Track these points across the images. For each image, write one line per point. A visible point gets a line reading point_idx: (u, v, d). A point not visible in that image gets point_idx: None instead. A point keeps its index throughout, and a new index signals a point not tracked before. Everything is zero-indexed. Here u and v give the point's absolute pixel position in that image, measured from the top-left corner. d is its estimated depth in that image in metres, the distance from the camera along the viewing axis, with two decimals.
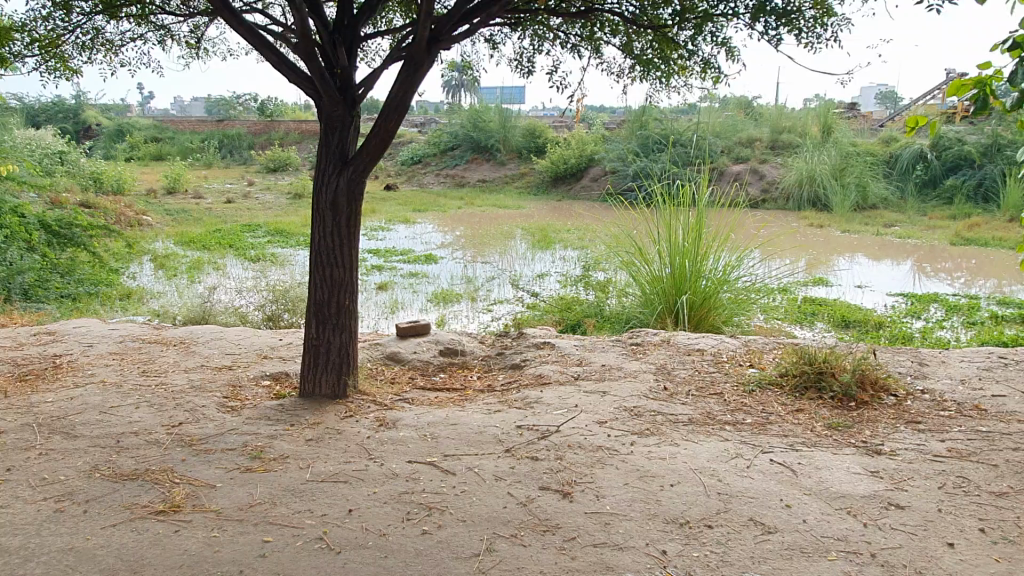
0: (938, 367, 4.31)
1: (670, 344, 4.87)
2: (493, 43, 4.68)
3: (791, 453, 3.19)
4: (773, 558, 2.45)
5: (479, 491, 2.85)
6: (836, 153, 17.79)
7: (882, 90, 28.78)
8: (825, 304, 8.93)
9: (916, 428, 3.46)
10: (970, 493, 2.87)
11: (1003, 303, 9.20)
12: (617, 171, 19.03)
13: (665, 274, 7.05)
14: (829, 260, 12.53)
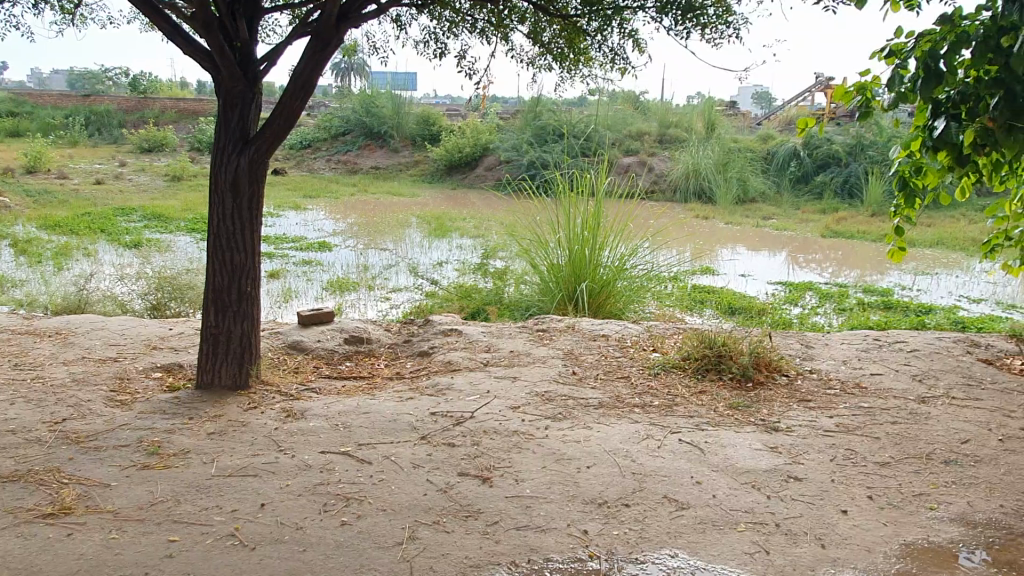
0: (823, 350, 4.62)
1: (575, 330, 4.96)
2: (399, 24, 4.58)
3: (697, 432, 3.33)
4: (688, 532, 2.55)
5: (398, 480, 2.80)
6: (719, 149, 18.70)
7: (758, 91, 30.53)
8: (712, 292, 9.40)
9: (807, 406, 3.69)
10: (858, 463, 3.10)
11: (868, 291, 10.01)
12: (511, 160, 19.15)
13: (563, 263, 7.17)
14: (714, 250, 13.18)
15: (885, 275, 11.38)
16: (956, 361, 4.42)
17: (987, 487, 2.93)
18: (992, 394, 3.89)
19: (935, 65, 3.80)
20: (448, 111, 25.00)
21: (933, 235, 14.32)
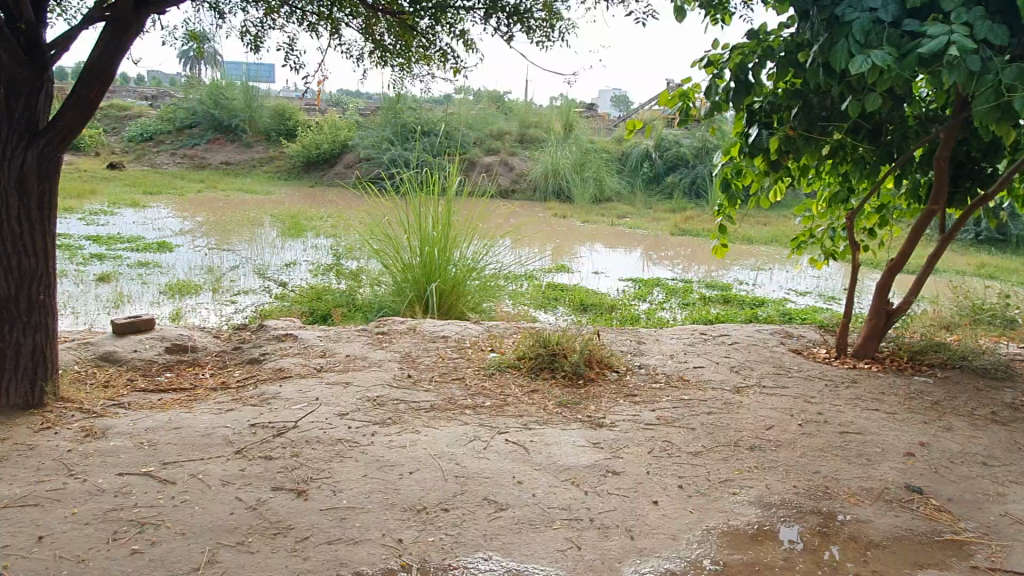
0: (652, 345, 4.83)
1: (416, 332, 4.91)
2: (219, 12, 4.29)
3: (524, 431, 3.38)
4: (504, 533, 2.56)
5: (203, 499, 2.63)
6: (576, 149, 19.25)
7: (617, 95, 31.76)
8: (565, 289, 9.64)
9: (632, 401, 3.84)
10: (672, 454, 3.25)
11: (710, 286, 10.63)
12: (371, 158, 18.78)
13: (415, 263, 7.07)
14: (572, 248, 13.56)
15: (727, 270, 12.14)
16: (770, 351, 4.76)
17: (784, 470, 3.16)
18: (797, 381, 4.21)
19: (745, 78, 4.12)
20: (306, 105, 24.16)
21: (767, 233, 15.48)
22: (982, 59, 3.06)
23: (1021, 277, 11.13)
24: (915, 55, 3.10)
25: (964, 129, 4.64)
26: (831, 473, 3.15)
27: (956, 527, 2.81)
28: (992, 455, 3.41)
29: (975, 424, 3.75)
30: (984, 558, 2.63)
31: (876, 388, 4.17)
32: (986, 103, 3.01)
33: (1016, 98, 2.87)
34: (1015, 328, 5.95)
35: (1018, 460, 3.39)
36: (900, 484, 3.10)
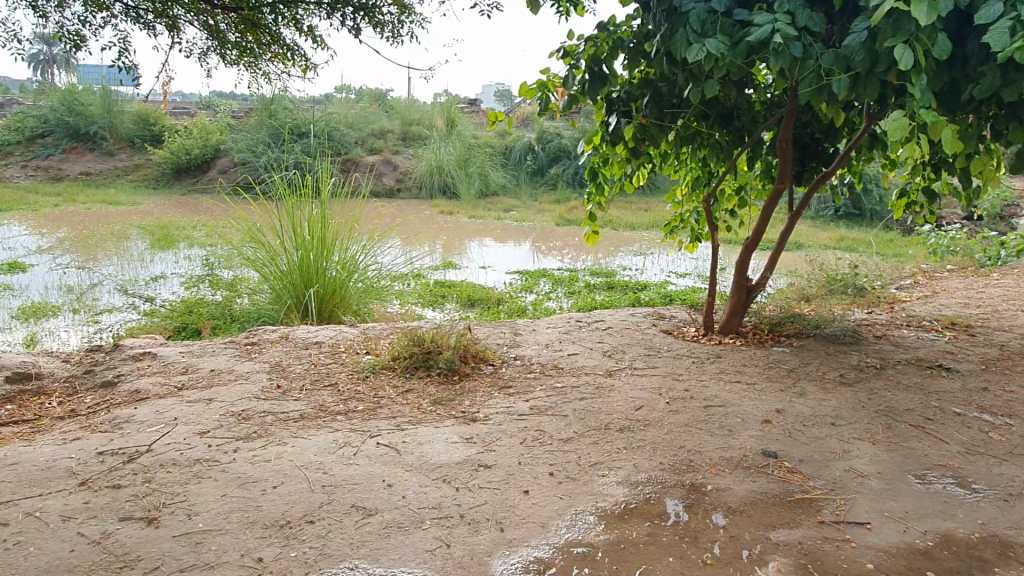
0: (529, 335, 4.89)
1: (288, 339, 4.74)
2: (39, 9, 3.93)
3: (396, 433, 3.32)
4: (371, 539, 2.51)
5: (40, 539, 2.42)
6: (459, 145, 19.22)
7: (500, 88, 31.98)
8: (452, 286, 9.58)
9: (507, 393, 3.86)
10: (544, 442, 3.28)
11: (594, 274, 10.85)
12: (246, 162, 18.03)
13: (291, 268, 6.67)
14: (461, 244, 13.54)
15: (612, 257, 12.45)
16: (642, 333, 4.91)
17: (651, 447, 3.26)
18: (666, 360, 4.37)
19: (599, 68, 4.24)
20: (173, 109, 22.87)
21: (647, 219, 16.01)
22: (804, 46, 3.28)
23: (873, 247, 12.04)
24: (746, 43, 3.28)
25: (804, 112, 4.95)
26: (695, 447, 3.28)
27: (806, 486, 2.99)
28: (839, 416, 3.66)
29: (825, 388, 4.01)
30: (830, 512, 2.80)
31: (737, 361, 4.38)
32: (810, 85, 3.22)
33: (833, 81, 3.10)
34: (864, 295, 6.43)
35: (862, 417, 3.66)
36: (757, 451, 3.27)
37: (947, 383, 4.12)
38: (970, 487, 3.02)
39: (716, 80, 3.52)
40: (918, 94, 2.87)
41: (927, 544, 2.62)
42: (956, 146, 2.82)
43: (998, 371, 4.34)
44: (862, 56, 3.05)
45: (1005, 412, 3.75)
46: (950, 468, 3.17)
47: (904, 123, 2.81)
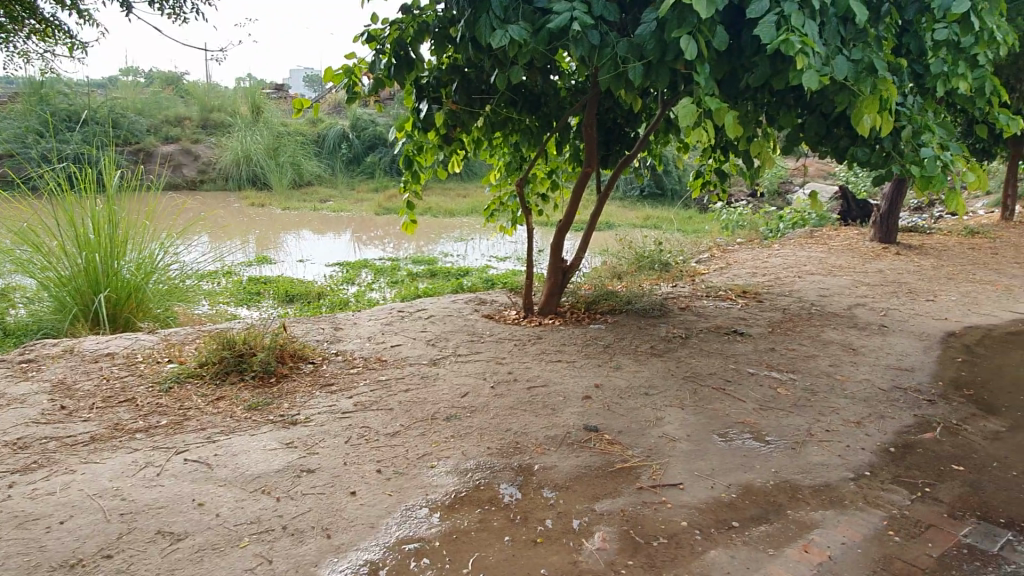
0: (350, 330, 4.73)
1: (73, 353, 4.22)
2: None
3: (207, 446, 3.06)
4: (181, 566, 2.28)
5: None
6: (267, 132, 18.22)
7: (308, 74, 30.70)
8: (268, 282, 9.05)
9: (328, 391, 3.70)
10: (370, 439, 3.19)
11: (416, 262, 10.74)
12: (15, 154, 15.87)
13: (73, 272, 5.83)
14: (275, 237, 12.86)
15: (434, 245, 12.42)
16: (464, 320, 4.92)
17: (478, 433, 3.27)
18: (489, 345, 4.41)
19: (405, 53, 4.17)
20: None
21: (466, 205, 16.17)
22: (600, 35, 3.41)
23: (675, 224, 12.98)
24: (547, 31, 3.36)
25: (606, 98, 5.19)
26: (521, 428, 3.33)
27: (625, 456, 3.14)
28: (651, 385, 3.89)
29: (638, 360, 4.25)
30: (648, 478, 2.96)
31: (557, 341, 4.52)
32: (608, 73, 3.36)
33: (629, 69, 3.25)
34: (668, 270, 6.91)
35: (671, 385, 3.91)
36: (579, 427, 3.39)
37: (742, 347, 4.53)
38: (764, 439, 3.33)
39: (522, 65, 3.57)
40: (703, 82, 3.08)
41: (731, 496, 2.85)
42: (737, 130, 3.08)
43: (782, 332, 4.84)
44: (653, 45, 3.22)
45: (789, 368, 4.19)
46: (747, 424, 3.48)
47: (692, 110, 3.02)
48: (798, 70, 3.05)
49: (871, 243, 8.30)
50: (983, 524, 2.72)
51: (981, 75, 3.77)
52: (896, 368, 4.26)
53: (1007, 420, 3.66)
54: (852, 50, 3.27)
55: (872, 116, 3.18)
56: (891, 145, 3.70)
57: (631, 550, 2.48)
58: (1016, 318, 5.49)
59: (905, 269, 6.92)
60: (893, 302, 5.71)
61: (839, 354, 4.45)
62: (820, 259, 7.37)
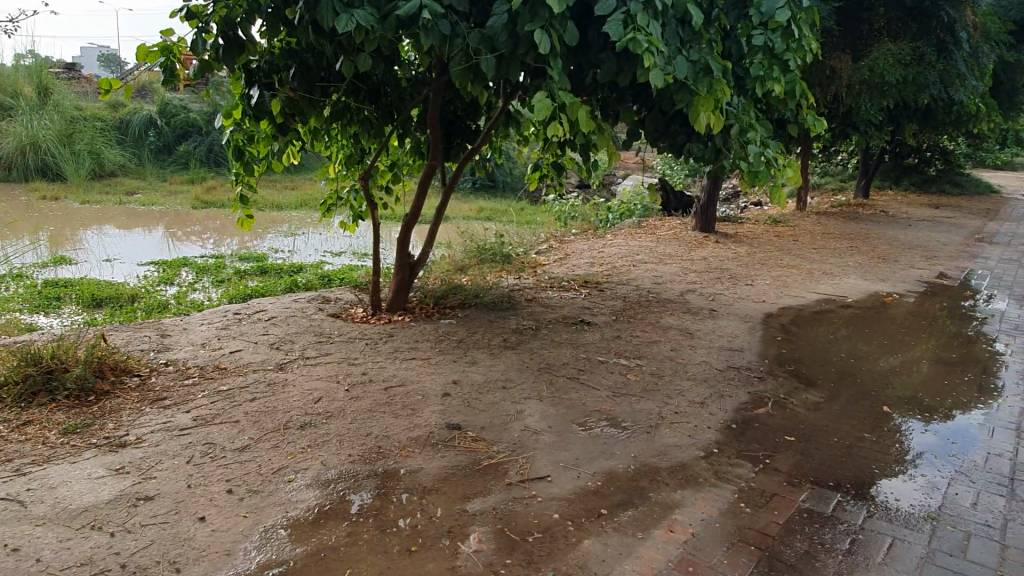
0: (180, 336, 4.32)
1: None
2: None
3: (16, 481, 2.64)
4: None
5: None
6: (59, 118, 16.33)
7: (104, 54, 27.84)
8: (69, 285, 8.05)
9: (161, 406, 3.34)
10: (216, 457, 2.91)
11: (243, 259, 10.08)
12: None
13: None
14: (74, 234, 11.50)
15: (260, 240, 11.72)
16: (309, 320, 4.65)
17: (337, 440, 3.10)
18: (338, 346, 4.20)
19: (234, 34, 3.82)
20: None
21: (294, 198, 15.44)
22: (451, 24, 3.29)
23: (509, 216, 13.21)
24: (395, 17, 3.19)
25: (448, 90, 5.10)
26: (382, 432, 3.20)
27: (491, 452, 3.11)
28: (508, 379, 3.90)
29: (493, 353, 4.25)
30: (515, 473, 2.95)
31: (410, 338, 4.40)
32: (460, 64, 3.25)
33: (481, 61, 3.17)
34: (510, 262, 6.99)
35: (528, 377, 3.94)
36: (441, 426, 3.31)
37: (589, 336, 4.66)
38: (620, 425, 3.45)
39: (369, 52, 3.38)
40: (556, 76, 3.07)
41: (596, 484, 2.91)
42: (589, 125, 3.10)
43: (625, 320, 5.05)
44: (505, 38, 3.15)
45: (635, 354, 4.37)
46: (603, 411, 3.58)
47: (548, 104, 3.00)
48: (644, 68, 3.13)
49: (693, 232, 8.92)
50: (816, 488, 2.98)
51: (793, 79, 4.11)
52: (728, 349, 4.59)
53: (824, 391, 4.07)
54: (689, 51, 3.41)
55: (708, 114, 3.33)
56: (722, 141, 3.93)
57: (508, 549, 2.45)
58: (819, 298, 6.13)
59: (724, 256, 7.50)
60: (718, 287, 6.16)
61: (677, 338, 4.72)
62: (650, 248, 7.81)
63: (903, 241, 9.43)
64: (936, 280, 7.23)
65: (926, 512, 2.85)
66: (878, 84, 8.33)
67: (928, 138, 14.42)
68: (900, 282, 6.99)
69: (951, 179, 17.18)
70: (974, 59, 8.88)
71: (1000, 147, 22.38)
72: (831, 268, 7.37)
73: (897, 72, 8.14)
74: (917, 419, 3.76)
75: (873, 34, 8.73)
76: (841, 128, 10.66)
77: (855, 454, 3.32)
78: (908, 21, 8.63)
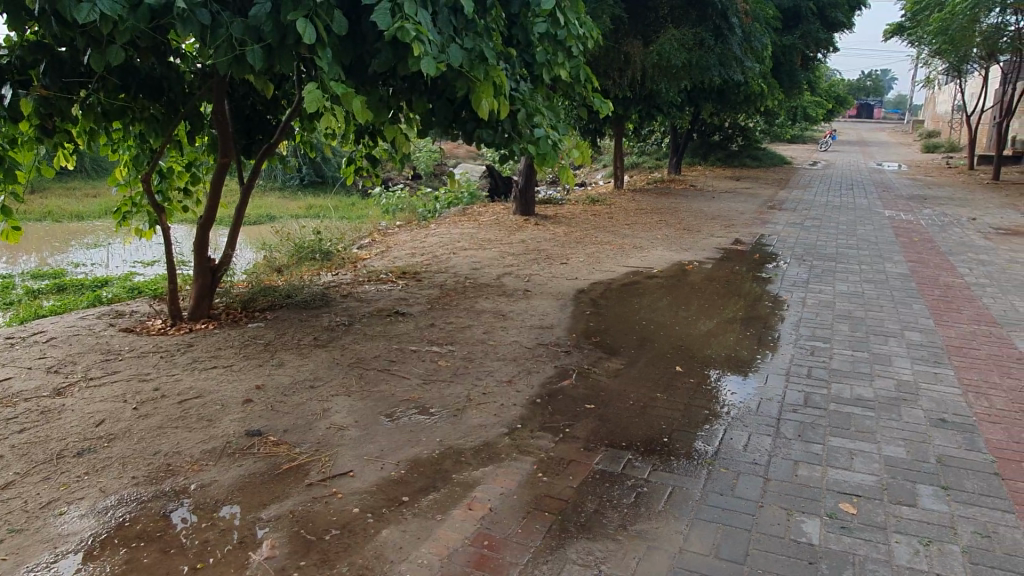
0: None
1: None
2: None
3: None
4: None
5: None
6: None
7: None
8: None
9: None
10: None
11: (37, 277, 9.11)
12: None
13: None
14: None
15: (58, 255, 10.64)
16: (96, 338, 4.30)
17: (120, 463, 2.89)
18: (129, 362, 3.90)
19: None
20: None
21: (95, 206, 14.16)
22: (211, 14, 3.11)
23: (335, 212, 12.91)
24: (147, 6, 2.98)
25: (237, 84, 4.85)
26: (172, 448, 3.02)
27: (292, 455, 3.03)
28: (317, 377, 3.81)
29: (302, 353, 4.12)
30: (317, 472, 2.90)
31: (211, 346, 4.17)
32: (225, 56, 3.09)
33: (247, 52, 3.02)
34: (330, 258, 6.83)
35: (337, 374, 3.88)
36: (239, 434, 3.18)
37: (403, 327, 4.65)
38: (428, 412, 3.48)
39: (121, 44, 3.14)
40: (326, 68, 3.00)
41: (400, 473, 2.92)
42: (365, 115, 3.06)
43: (440, 308, 5.09)
44: (270, 27, 3.03)
45: (447, 341, 4.43)
46: (412, 400, 3.60)
47: (318, 95, 2.91)
48: (416, 57, 3.12)
49: (514, 216, 9.13)
50: (610, 450, 3.17)
51: (577, 65, 4.27)
52: (539, 327, 4.76)
53: (624, 358, 4.33)
54: (464, 39, 3.46)
55: (489, 100, 3.39)
56: (510, 126, 3.99)
57: (304, 550, 2.40)
58: (627, 271, 6.49)
59: (543, 238, 7.74)
60: (534, 268, 6.37)
61: (491, 320, 4.84)
62: (471, 234, 7.92)
63: (706, 212, 10.21)
64: (732, 246, 7.89)
65: (706, 459, 3.11)
66: (668, 67, 8.94)
67: (726, 117, 15.68)
68: (700, 251, 7.56)
69: (750, 153, 18.79)
70: (748, 43, 9.78)
71: (790, 121, 24.69)
72: (641, 242, 7.82)
73: (682, 56, 8.80)
74: (731, 375, 4.10)
75: (658, 21, 9.27)
76: (646, 109, 11.27)
77: (648, 413, 3.57)
78: (688, 9, 9.29)
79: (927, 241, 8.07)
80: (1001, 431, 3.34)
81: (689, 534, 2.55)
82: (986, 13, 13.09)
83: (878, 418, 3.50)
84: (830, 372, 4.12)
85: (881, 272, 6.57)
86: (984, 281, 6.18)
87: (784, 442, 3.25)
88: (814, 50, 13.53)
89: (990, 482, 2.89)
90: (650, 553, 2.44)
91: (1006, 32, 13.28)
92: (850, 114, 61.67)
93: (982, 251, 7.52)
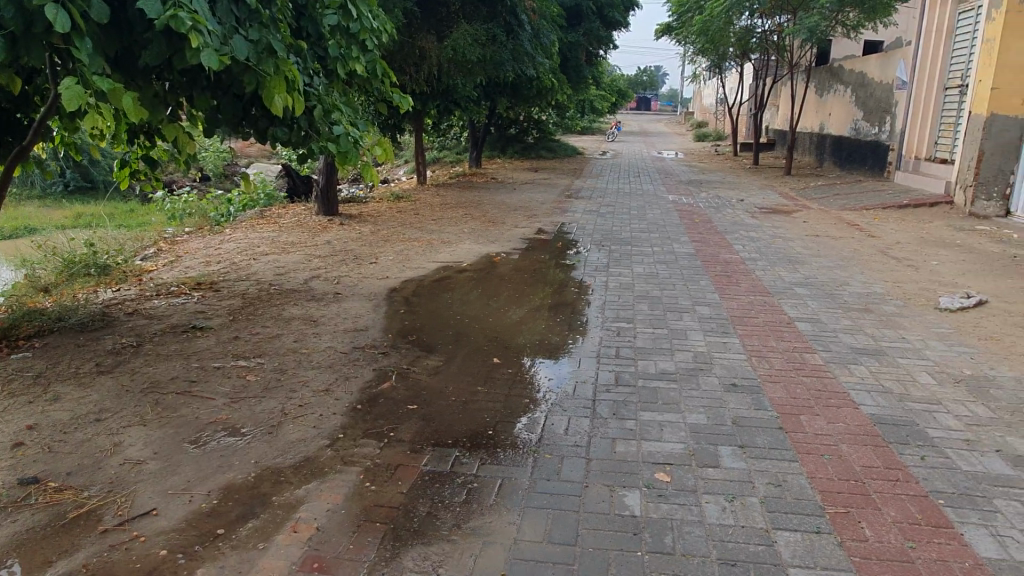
0: None
1: None
2: None
3: None
4: None
5: None
6: None
7: None
8: None
9: None
10: None
11: None
12: None
13: None
14: None
15: None
16: None
17: None
18: None
19: None
20: None
21: None
22: None
23: (112, 220, 11.65)
24: None
25: None
26: None
27: (80, 501, 2.66)
28: (104, 409, 3.38)
29: (82, 384, 3.64)
30: (113, 516, 2.57)
31: None
32: None
33: None
34: (109, 272, 6.11)
35: (128, 403, 3.47)
36: (10, 485, 2.73)
37: (203, 343, 4.27)
38: (240, 432, 3.22)
39: None
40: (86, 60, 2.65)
41: (212, 503, 2.67)
42: (138, 113, 2.74)
43: (244, 318, 4.74)
44: (12, 13, 2.61)
45: (254, 353, 4.14)
46: (219, 422, 3.31)
47: (79, 90, 2.56)
48: (195, 49, 2.85)
49: (318, 217, 8.77)
50: (437, 450, 3.13)
51: (372, 58, 4.15)
52: (352, 330, 4.60)
53: (443, 354, 4.31)
54: (248, 30, 3.23)
55: (282, 96, 3.19)
56: (307, 124, 3.80)
57: None
58: (437, 267, 6.47)
59: (349, 238, 7.51)
60: (342, 270, 6.15)
61: (301, 328, 4.59)
62: (272, 238, 7.49)
63: (509, 204, 10.49)
64: (536, 236, 8.17)
65: (532, 447, 3.18)
66: (463, 62, 9.03)
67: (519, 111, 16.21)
68: (507, 242, 7.74)
69: (545, 145, 19.61)
70: (536, 39, 10.15)
71: (578, 114, 26.11)
72: (449, 237, 7.84)
73: (476, 52, 8.92)
74: (545, 362, 4.24)
75: (451, 16, 9.30)
76: (443, 105, 11.32)
77: (471, 408, 3.57)
78: (478, 5, 9.44)
79: (706, 222, 8.89)
80: (781, 389, 3.75)
81: (522, 523, 2.59)
82: (738, 17, 14.58)
83: (681, 390, 3.78)
84: (635, 351, 4.39)
85: (669, 253, 7.12)
86: (755, 256, 6.92)
87: (602, 422, 3.41)
88: (596, 47, 14.34)
89: (776, 436, 3.23)
90: (485, 549, 2.43)
91: (755, 33, 14.96)
92: (630, 106, 66.50)
93: (750, 229, 8.41)
